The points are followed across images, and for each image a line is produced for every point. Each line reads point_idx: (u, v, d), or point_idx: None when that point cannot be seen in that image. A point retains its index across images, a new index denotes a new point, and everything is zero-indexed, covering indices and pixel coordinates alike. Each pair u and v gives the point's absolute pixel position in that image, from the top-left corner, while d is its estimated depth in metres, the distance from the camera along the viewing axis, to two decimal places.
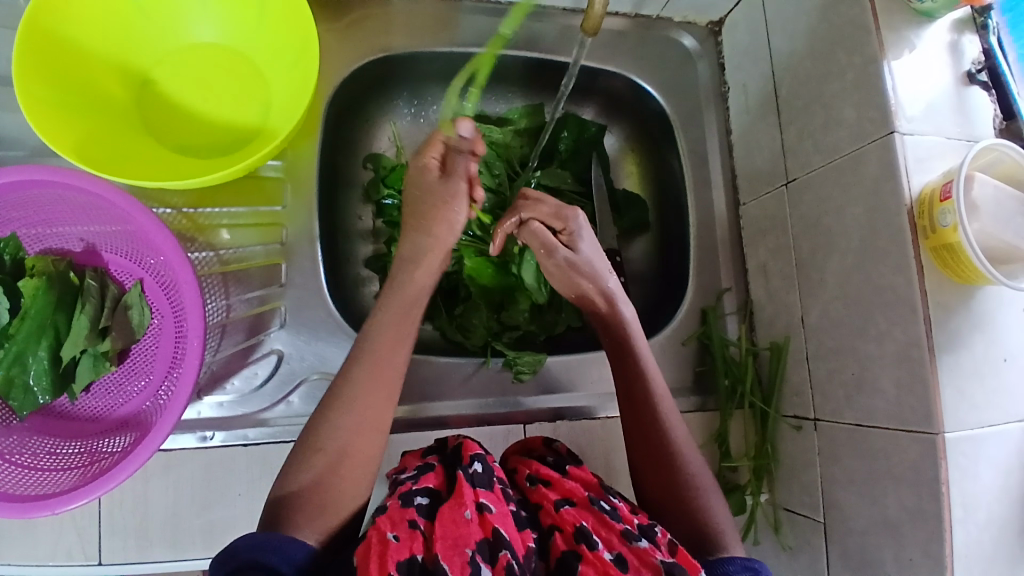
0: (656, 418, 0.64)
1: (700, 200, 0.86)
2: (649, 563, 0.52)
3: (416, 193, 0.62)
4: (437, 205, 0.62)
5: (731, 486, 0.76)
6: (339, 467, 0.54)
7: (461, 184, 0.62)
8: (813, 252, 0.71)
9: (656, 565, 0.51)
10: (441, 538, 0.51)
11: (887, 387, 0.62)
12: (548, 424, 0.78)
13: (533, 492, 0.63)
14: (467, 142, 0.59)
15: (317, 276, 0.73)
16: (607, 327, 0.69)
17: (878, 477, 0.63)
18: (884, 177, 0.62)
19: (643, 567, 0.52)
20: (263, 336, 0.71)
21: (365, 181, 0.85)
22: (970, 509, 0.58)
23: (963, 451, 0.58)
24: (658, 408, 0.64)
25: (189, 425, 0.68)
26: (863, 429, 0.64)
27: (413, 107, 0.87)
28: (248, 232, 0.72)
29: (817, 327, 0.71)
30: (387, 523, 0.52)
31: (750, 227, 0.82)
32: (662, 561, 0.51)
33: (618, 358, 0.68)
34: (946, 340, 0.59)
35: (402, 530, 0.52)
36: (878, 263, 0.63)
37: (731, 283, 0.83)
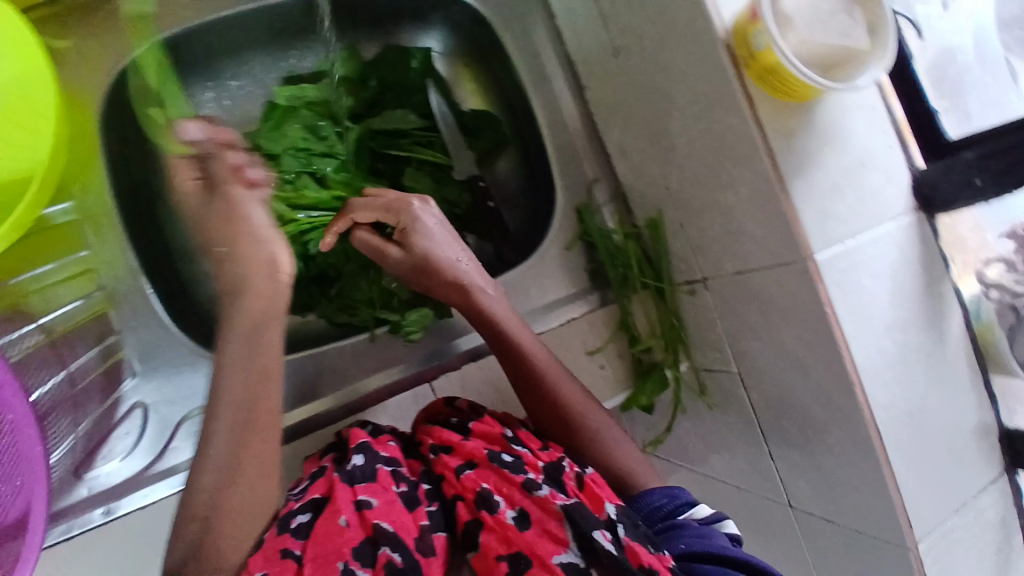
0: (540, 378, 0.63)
1: (544, 97, 0.81)
2: (550, 511, 0.51)
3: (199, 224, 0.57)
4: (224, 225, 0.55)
5: (650, 367, 0.76)
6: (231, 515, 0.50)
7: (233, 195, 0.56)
8: (659, 117, 0.68)
9: (556, 512, 0.51)
10: (320, 556, 0.48)
11: (753, 229, 0.61)
12: (455, 373, 0.77)
13: (434, 463, 0.59)
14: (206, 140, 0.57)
15: (153, 309, 0.67)
16: (465, 304, 0.66)
17: (770, 319, 0.63)
18: (695, 18, 0.58)
19: (547, 517, 0.51)
20: (119, 392, 0.66)
21: None
22: (863, 320, 0.57)
23: (839, 267, 0.57)
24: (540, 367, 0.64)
25: (83, 507, 0.62)
26: (745, 275, 0.64)
27: (212, 89, 0.78)
28: (63, 289, 0.66)
29: (681, 191, 0.69)
30: (261, 559, 0.48)
31: (598, 110, 0.78)
32: (563, 505, 0.51)
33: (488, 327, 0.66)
34: (794, 163, 0.57)
35: (276, 564, 0.48)
36: (714, 108, 0.60)
37: (598, 172, 0.80)
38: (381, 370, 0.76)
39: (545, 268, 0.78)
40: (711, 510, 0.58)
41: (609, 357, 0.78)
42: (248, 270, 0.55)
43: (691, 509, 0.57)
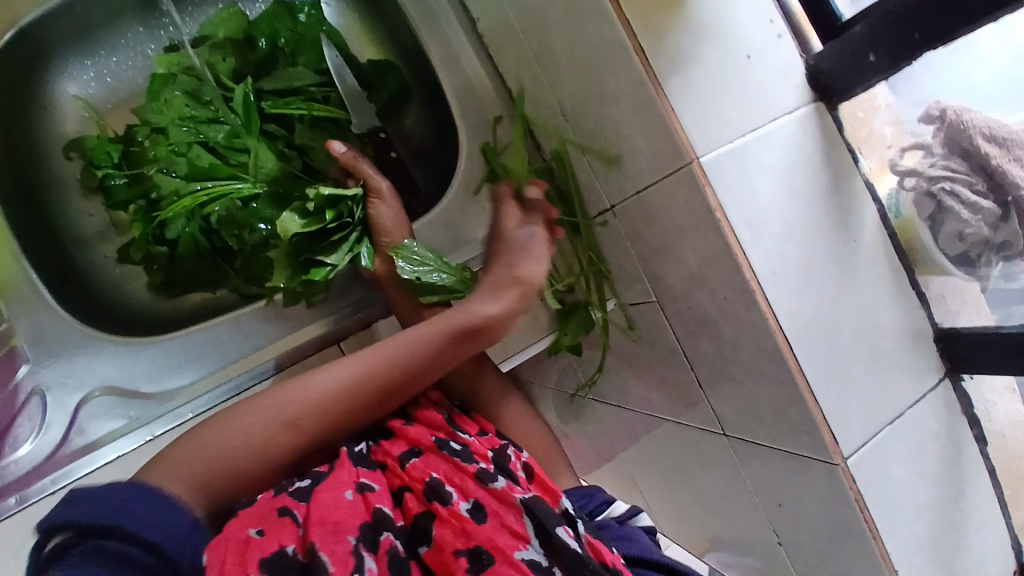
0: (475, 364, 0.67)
1: (437, 34, 0.76)
2: (507, 502, 0.52)
3: None
4: None
5: (573, 308, 0.71)
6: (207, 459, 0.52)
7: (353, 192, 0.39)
8: (541, 37, 0.63)
9: (515, 506, 0.51)
10: (319, 522, 0.49)
11: (640, 141, 0.57)
12: (364, 333, 0.70)
13: (376, 453, 0.58)
14: None
15: (42, 298, 0.65)
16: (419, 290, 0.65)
17: (672, 237, 0.59)
18: None
19: (502, 508, 0.52)
20: (17, 380, 0.63)
21: (76, 173, 0.75)
22: (759, 226, 0.53)
23: (729, 169, 0.52)
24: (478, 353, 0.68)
25: None
26: (643, 194, 0.60)
27: (92, 69, 0.76)
28: None
29: (576, 114, 0.65)
30: (253, 517, 0.50)
31: (492, 41, 0.74)
32: (521, 499, 0.52)
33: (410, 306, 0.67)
34: (668, 62, 0.52)
35: (268, 522, 0.50)
36: (585, 13, 0.55)
37: (502, 109, 0.76)
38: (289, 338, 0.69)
39: (454, 216, 0.74)
40: (628, 507, 0.60)
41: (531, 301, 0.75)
42: None
43: (609, 507, 0.59)
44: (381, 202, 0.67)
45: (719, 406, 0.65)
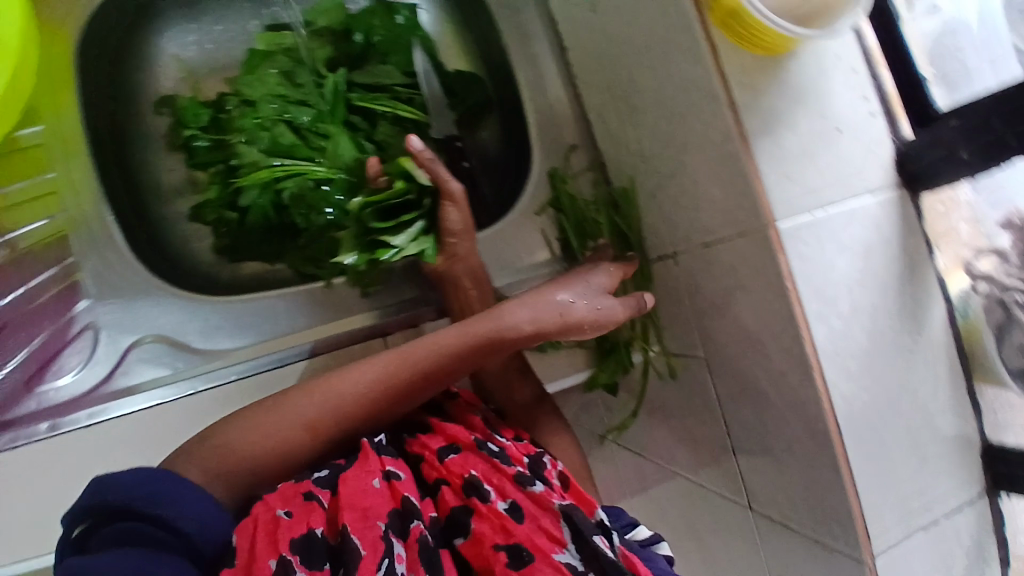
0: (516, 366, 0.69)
1: (525, 56, 0.78)
2: (546, 506, 0.54)
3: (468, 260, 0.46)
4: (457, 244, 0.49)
5: (614, 346, 0.72)
6: (232, 448, 0.53)
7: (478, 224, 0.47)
8: (630, 76, 0.64)
9: (553, 511, 0.53)
10: (350, 507, 0.51)
11: (716, 194, 0.56)
12: (409, 331, 0.70)
13: (414, 446, 0.61)
14: None
15: (110, 235, 0.67)
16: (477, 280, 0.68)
17: (732, 294, 0.58)
18: None
19: (540, 511, 0.54)
20: (73, 312, 0.66)
21: (164, 129, 0.77)
22: (826, 301, 0.53)
23: (805, 237, 0.52)
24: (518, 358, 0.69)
25: (28, 419, 0.63)
26: (710, 247, 0.59)
27: (195, 33, 0.79)
28: (26, 210, 0.66)
29: (653, 156, 0.65)
30: (278, 499, 0.51)
31: (578, 71, 0.74)
32: (559, 505, 0.53)
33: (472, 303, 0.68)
34: (760, 122, 0.52)
35: (295, 506, 0.51)
36: (678, 61, 0.56)
37: (577, 138, 0.77)
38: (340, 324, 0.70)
39: (514, 234, 0.75)
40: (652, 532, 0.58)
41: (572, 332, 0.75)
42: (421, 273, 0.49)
43: (631, 530, 0.58)
44: (453, 206, 0.67)
45: (752, 473, 0.64)
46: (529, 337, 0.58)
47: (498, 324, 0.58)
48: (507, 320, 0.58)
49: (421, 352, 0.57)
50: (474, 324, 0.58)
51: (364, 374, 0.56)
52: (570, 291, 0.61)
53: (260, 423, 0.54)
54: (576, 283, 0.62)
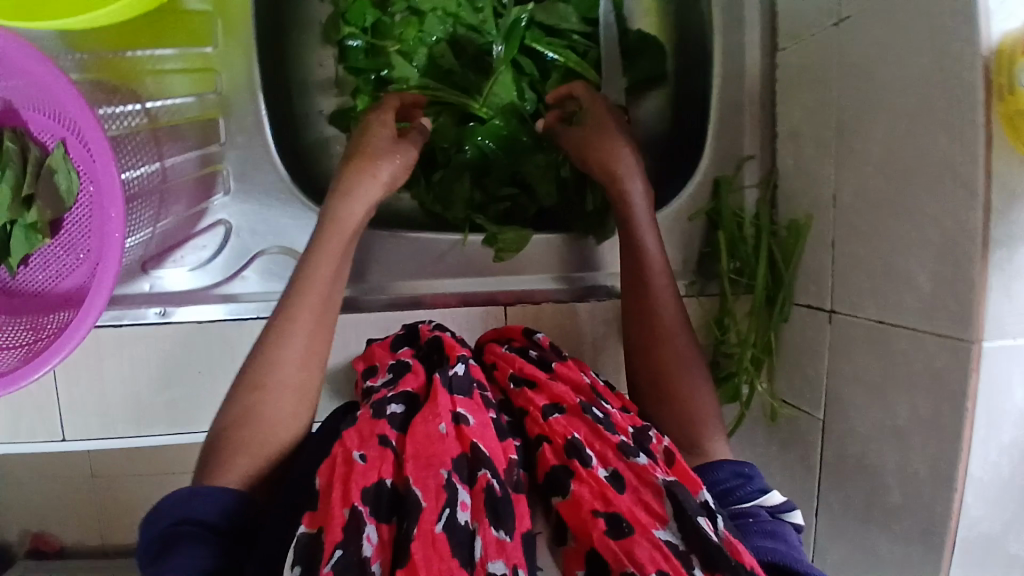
0: (649, 301, 0.61)
1: (729, 43, 0.70)
2: (647, 481, 0.47)
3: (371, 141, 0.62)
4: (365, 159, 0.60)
5: (727, 375, 0.71)
6: (266, 419, 0.51)
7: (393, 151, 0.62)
8: (858, 114, 0.58)
9: (655, 486, 0.47)
10: (415, 457, 0.48)
11: (923, 283, 0.53)
12: (532, 307, 0.71)
13: (518, 397, 0.58)
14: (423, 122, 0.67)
15: (261, 132, 0.65)
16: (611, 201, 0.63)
17: (890, 381, 0.56)
18: (960, 16, 0.48)
19: (642, 487, 0.47)
20: (207, 205, 0.64)
21: (323, 18, 0.72)
22: (994, 430, 0.51)
23: (1002, 364, 0.50)
24: (652, 289, 0.61)
25: (139, 301, 0.63)
26: (885, 326, 0.56)
27: None
28: (176, 81, 0.62)
29: (849, 208, 0.60)
30: (355, 439, 0.49)
31: (784, 81, 0.67)
32: (662, 480, 0.47)
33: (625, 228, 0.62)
34: (1006, 230, 0.48)
35: (370, 449, 0.49)
36: (935, 129, 0.51)
37: (755, 151, 0.71)
38: (462, 277, 0.71)
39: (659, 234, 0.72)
40: (784, 498, 0.51)
41: None
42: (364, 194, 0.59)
43: (762, 496, 0.50)
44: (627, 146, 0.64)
45: (830, 544, 0.64)
46: (409, 156, 0.63)
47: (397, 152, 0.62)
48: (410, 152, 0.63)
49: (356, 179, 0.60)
50: (372, 155, 0.61)
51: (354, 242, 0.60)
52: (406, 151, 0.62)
53: (279, 348, 0.54)
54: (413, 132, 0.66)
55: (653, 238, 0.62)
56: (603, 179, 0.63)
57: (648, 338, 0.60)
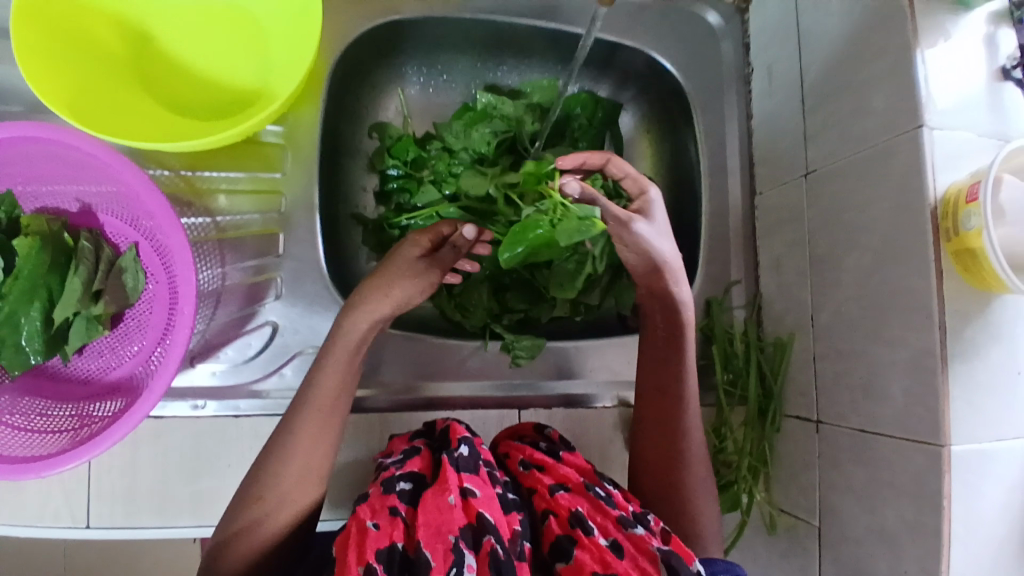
0: (678, 415, 0.64)
1: (714, 187, 0.83)
2: (643, 550, 0.51)
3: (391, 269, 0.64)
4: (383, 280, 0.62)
5: (726, 482, 0.76)
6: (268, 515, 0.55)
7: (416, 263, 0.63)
8: (830, 249, 0.69)
9: (652, 554, 0.51)
10: (425, 525, 0.51)
11: (896, 396, 0.60)
12: (543, 410, 0.76)
13: (525, 478, 0.62)
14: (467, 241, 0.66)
15: (313, 247, 0.73)
16: (660, 308, 0.65)
17: (876, 486, 0.62)
18: (910, 175, 0.59)
19: (640, 555, 0.51)
20: (258, 307, 0.72)
21: (370, 150, 0.84)
22: (970, 527, 0.56)
23: (970, 465, 0.56)
24: (684, 408, 0.64)
25: (181, 393, 0.69)
26: (867, 435, 0.63)
27: (422, 76, 0.85)
28: (245, 200, 0.73)
29: (827, 329, 0.69)
30: (368, 511, 0.53)
31: (765, 219, 0.80)
32: (659, 548, 0.51)
33: (673, 329, 0.65)
34: (960, 349, 0.56)
35: (382, 518, 0.53)
36: (896, 262, 0.60)
37: (741, 276, 0.82)
38: (478, 381, 0.77)
39: None
40: None
41: None
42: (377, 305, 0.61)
43: None
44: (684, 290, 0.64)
45: None
46: (427, 279, 0.64)
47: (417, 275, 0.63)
48: (432, 273, 0.64)
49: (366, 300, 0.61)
50: (388, 277, 0.62)
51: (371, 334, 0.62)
52: (439, 264, 0.65)
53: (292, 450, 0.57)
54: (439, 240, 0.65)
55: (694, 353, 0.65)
56: (660, 302, 0.65)
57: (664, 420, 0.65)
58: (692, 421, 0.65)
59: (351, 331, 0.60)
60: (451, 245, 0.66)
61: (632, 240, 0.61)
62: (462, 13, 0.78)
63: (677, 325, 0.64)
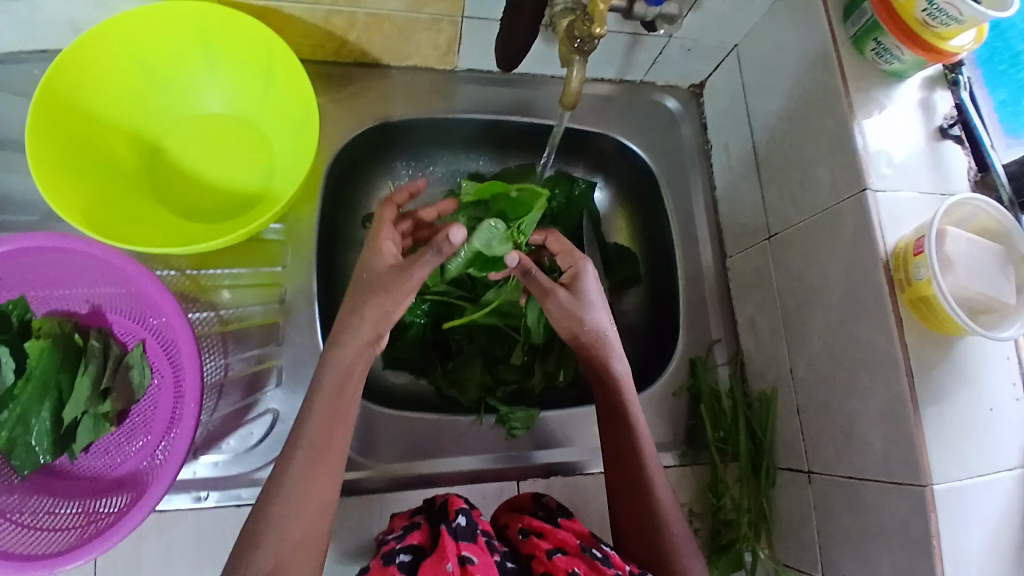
0: (641, 477, 0.65)
1: (688, 254, 0.88)
2: None
3: (364, 275, 0.64)
4: (377, 288, 0.62)
5: (727, 543, 0.76)
6: None
7: (404, 273, 0.62)
8: (798, 306, 0.73)
9: None
10: None
11: (876, 441, 0.63)
12: (541, 481, 0.79)
13: (524, 545, 0.63)
14: (451, 245, 0.61)
15: (312, 333, 0.77)
16: (598, 374, 0.69)
17: (870, 532, 0.64)
18: (861, 235, 0.64)
19: None
20: (259, 395, 0.75)
21: (364, 239, 0.89)
22: (961, 565, 0.58)
23: (953, 504, 0.58)
24: (645, 470, 0.65)
25: (185, 486, 0.70)
26: (855, 483, 0.65)
27: (411, 169, 0.92)
28: (248, 292, 0.77)
29: (805, 381, 0.73)
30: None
31: (737, 280, 0.85)
32: None
33: (607, 397, 0.68)
34: (930, 393, 0.60)
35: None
36: (858, 315, 0.65)
37: (721, 335, 0.86)
38: (475, 455, 0.79)
39: (649, 408, 0.82)
40: None
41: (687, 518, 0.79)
42: (359, 327, 0.62)
43: None
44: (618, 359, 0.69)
45: None
46: (407, 285, 0.62)
47: (391, 285, 0.62)
48: (413, 280, 0.62)
49: (347, 322, 0.62)
50: (365, 294, 0.63)
51: (361, 360, 0.62)
52: (421, 267, 0.62)
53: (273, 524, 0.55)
54: (425, 253, 0.62)
55: (640, 417, 0.68)
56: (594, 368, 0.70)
57: (631, 482, 0.66)
58: (656, 479, 0.65)
59: (338, 361, 0.61)
60: (435, 249, 0.61)
61: (556, 309, 0.68)
62: (447, 113, 0.86)
63: (612, 389, 0.68)
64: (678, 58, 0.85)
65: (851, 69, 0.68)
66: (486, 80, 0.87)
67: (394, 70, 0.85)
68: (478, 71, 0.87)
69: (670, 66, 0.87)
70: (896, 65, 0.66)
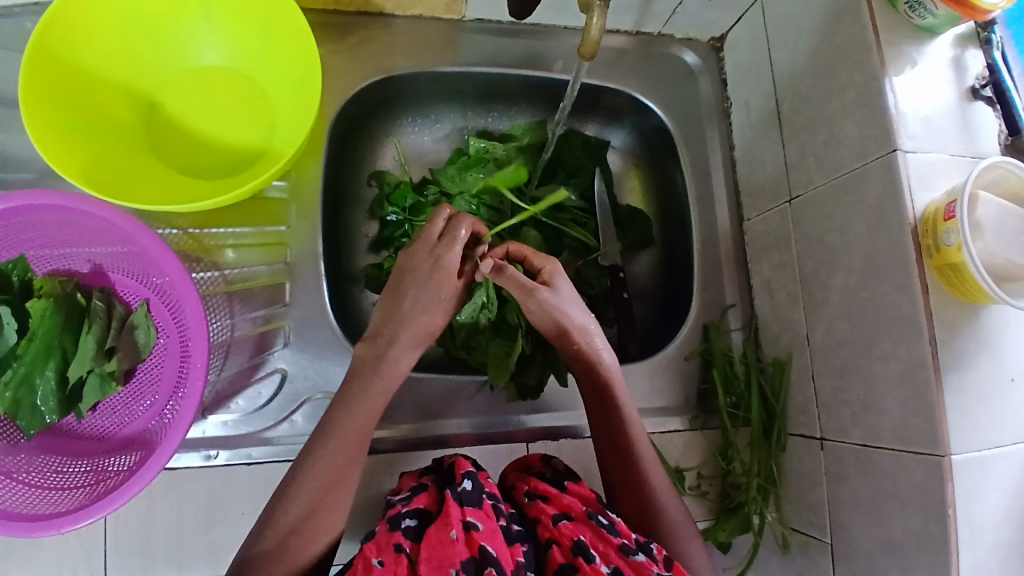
0: (638, 468, 0.64)
1: (703, 216, 0.86)
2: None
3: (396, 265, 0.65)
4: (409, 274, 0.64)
5: (737, 504, 0.76)
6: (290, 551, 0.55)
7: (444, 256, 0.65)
8: (817, 271, 0.71)
9: None
10: (427, 559, 0.52)
11: (893, 408, 0.62)
12: (551, 443, 0.78)
13: (531, 508, 0.63)
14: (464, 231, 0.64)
15: (319, 295, 0.76)
16: (586, 367, 0.68)
17: (882, 498, 0.63)
18: (888, 198, 0.62)
19: None
20: (267, 355, 0.74)
21: (369, 198, 0.86)
22: (973, 531, 0.57)
23: (970, 472, 0.57)
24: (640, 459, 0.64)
25: (194, 445, 0.70)
26: (870, 449, 0.65)
27: (417, 125, 0.89)
28: (253, 252, 0.75)
29: (822, 346, 0.71)
30: (374, 548, 0.55)
31: (753, 244, 0.83)
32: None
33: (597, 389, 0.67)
34: (952, 360, 0.58)
35: (388, 555, 0.54)
36: (881, 281, 0.63)
37: (735, 299, 0.84)
38: (485, 416, 0.79)
39: (660, 372, 0.81)
40: None
41: (696, 481, 0.79)
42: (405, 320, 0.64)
43: None
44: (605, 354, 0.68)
45: None
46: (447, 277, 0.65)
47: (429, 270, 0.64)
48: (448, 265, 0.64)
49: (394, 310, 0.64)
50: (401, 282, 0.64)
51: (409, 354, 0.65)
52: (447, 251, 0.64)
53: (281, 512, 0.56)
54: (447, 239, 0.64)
55: (630, 408, 0.67)
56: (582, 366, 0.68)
57: (630, 477, 0.64)
58: (654, 473, 0.64)
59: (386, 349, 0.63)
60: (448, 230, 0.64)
61: (538, 307, 0.65)
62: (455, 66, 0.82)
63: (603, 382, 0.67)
64: (697, 9, 0.81)
65: (883, 20, 0.64)
66: (494, 30, 0.83)
67: (398, 19, 0.81)
68: (487, 22, 0.83)
69: (689, 17, 0.83)
70: (929, 19, 0.62)
